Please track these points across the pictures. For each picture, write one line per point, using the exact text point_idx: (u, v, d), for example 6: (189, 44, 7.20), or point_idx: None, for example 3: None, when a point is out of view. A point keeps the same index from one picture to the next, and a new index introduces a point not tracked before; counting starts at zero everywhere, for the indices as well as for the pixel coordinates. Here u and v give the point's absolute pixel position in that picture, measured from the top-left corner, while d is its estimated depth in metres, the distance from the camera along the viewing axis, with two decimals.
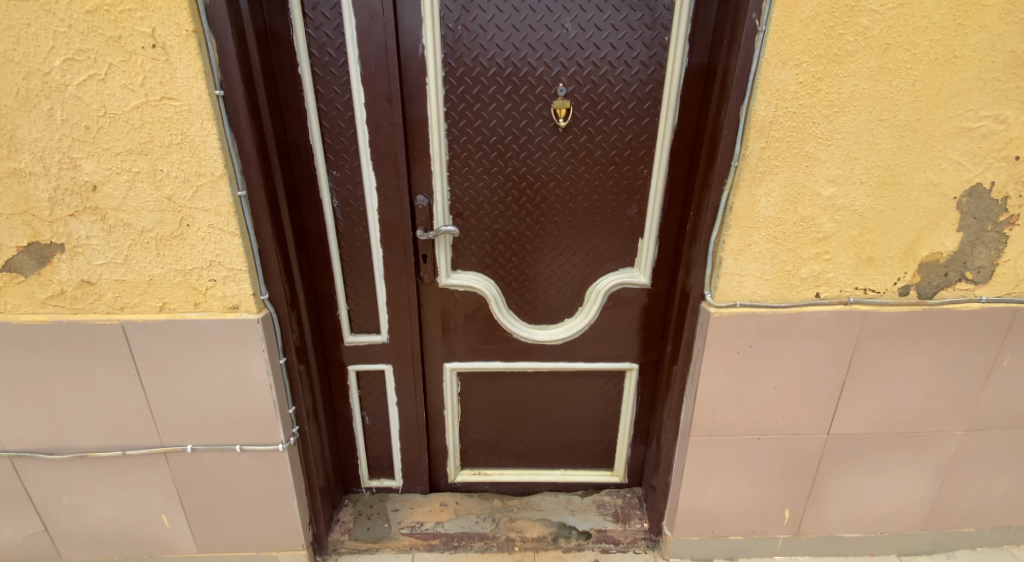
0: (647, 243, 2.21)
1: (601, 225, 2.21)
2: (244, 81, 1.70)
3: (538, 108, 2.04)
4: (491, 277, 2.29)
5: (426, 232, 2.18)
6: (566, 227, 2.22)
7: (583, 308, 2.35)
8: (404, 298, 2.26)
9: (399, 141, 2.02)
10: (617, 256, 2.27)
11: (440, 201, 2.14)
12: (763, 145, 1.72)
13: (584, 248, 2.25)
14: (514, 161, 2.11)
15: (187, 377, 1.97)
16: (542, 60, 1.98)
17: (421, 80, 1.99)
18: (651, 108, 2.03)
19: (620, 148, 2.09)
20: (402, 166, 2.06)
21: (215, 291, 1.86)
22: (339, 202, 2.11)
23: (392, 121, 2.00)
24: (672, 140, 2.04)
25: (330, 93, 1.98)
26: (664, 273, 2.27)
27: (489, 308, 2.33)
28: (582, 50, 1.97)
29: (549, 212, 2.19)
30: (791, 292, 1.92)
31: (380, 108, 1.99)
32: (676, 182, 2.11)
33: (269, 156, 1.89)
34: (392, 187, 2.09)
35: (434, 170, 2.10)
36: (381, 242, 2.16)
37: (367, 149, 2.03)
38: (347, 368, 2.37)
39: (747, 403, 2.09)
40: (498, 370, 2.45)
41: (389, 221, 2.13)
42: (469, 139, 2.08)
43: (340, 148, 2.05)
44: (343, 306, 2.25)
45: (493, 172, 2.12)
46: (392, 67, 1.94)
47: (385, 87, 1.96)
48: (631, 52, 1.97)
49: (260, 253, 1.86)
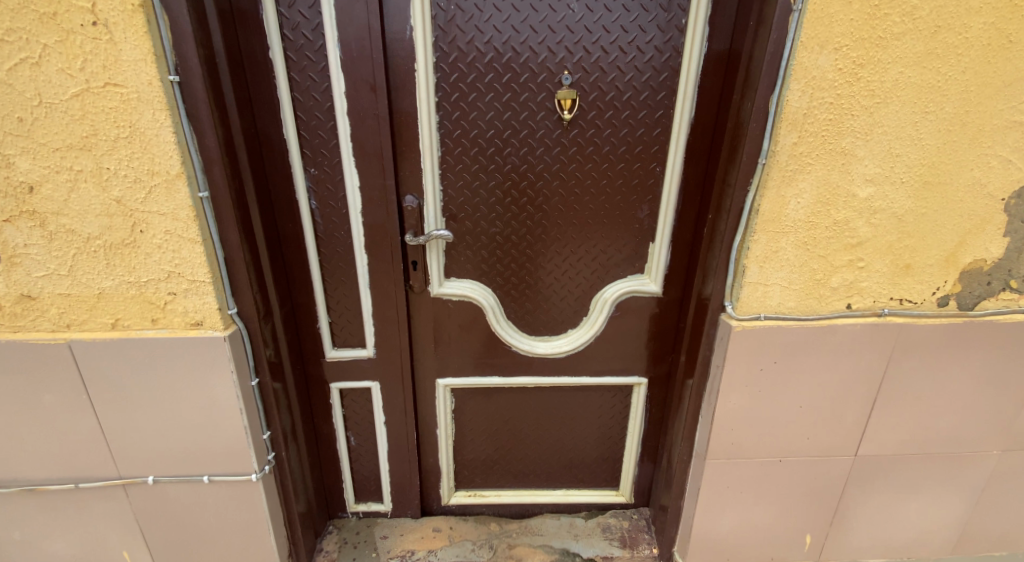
0: (658, 248, 2.03)
1: (607, 228, 2.02)
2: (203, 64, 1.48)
3: (540, 98, 1.83)
4: (488, 285, 2.09)
5: (415, 236, 1.97)
6: (569, 230, 2.02)
7: (588, 318, 2.16)
8: (392, 309, 2.05)
9: (385, 135, 1.81)
10: (625, 262, 2.08)
11: (432, 203, 1.93)
12: (795, 140, 1.53)
13: (588, 253, 2.06)
14: (513, 157, 1.91)
15: (147, 402, 1.75)
16: (544, 45, 1.78)
17: (409, 67, 1.77)
18: (665, 100, 1.83)
19: (630, 143, 1.89)
20: (388, 163, 1.84)
21: (175, 306, 1.63)
22: (318, 203, 1.89)
23: (376, 113, 1.78)
24: (688, 134, 1.84)
25: (306, 81, 1.76)
26: (677, 281, 2.08)
27: (486, 319, 2.13)
28: (589, 34, 1.76)
29: (551, 213, 1.99)
30: (820, 303, 1.74)
31: (363, 99, 1.77)
32: (692, 181, 1.92)
33: (237, 151, 1.67)
34: (377, 186, 1.87)
35: (424, 167, 1.88)
36: (365, 248, 1.95)
37: (348, 144, 1.81)
38: (330, 386, 2.16)
39: (769, 424, 1.91)
40: (495, 385, 2.25)
41: (373, 225, 1.92)
42: (463, 134, 1.87)
43: (318, 143, 1.83)
44: (324, 318, 2.03)
45: (489, 170, 1.92)
46: (376, 53, 1.72)
47: (368, 75, 1.75)
48: (644, 36, 1.76)
49: (226, 262, 1.64)
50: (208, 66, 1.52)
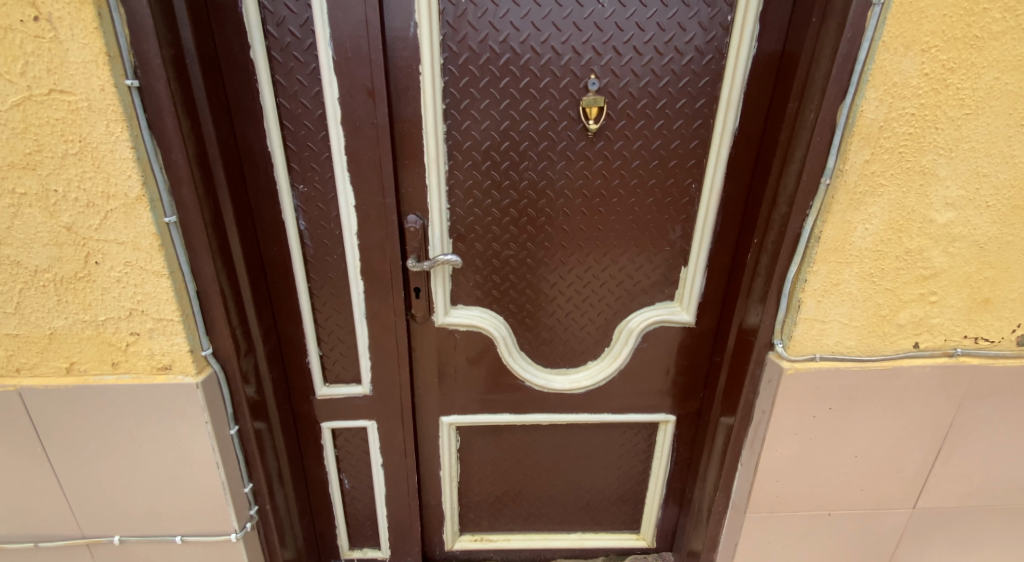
0: (691, 274, 1.80)
1: (634, 250, 1.80)
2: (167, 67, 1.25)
3: (562, 106, 1.61)
4: (499, 314, 1.86)
5: (418, 260, 1.73)
6: (591, 253, 1.80)
7: (610, 349, 1.93)
8: (391, 342, 1.81)
9: (385, 147, 1.58)
10: (653, 288, 1.85)
11: (438, 224, 1.70)
12: (868, 157, 1.30)
13: (612, 278, 1.83)
14: (530, 172, 1.68)
15: (109, 455, 1.52)
16: (568, 44, 1.55)
17: (412, 70, 1.54)
18: (705, 108, 1.60)
19: (663, 157, 1.67)
20: (388, 179, 1.61)
21: (138, 348, 1.40)
22: (307, 224, 1.66)
23: (374, 122, 1.55)
24: (731, 147, 1.62)
25: (294, 85, 1.52)
26: (712, 310, 1.85)
27: (497, 351, 1.89)
28: (620, 32, 1.54)
29: (571, 234, 1.77)
30: (884, 342, 1.51)
31: (359, 106, 1.54)
32: (733, 200, 1.69)
33: (211, 167, 1.44)
34: (375, 205, 1.64)
35: (429, 183, 1.65)
36: (362, 274, 1.71)
37: (342, 157, 1.58)
38: (322, 425, 1.93)
39: (819, 475, 1.68)
40: (506, 423, 2.02)
41: (370, 248, 1.69)
42: (474, 146, 1.65)
43: (308, 156, 1.59)
44: (314, 352, 1.80)
45: (503, 187, 1.70)
46: (374, 53, 1.49)
47: (365, 78, 1.51)
48: (684, 34, 1.53)
49: (198, 296, 1.41)
50: (175, 68, 1.29)
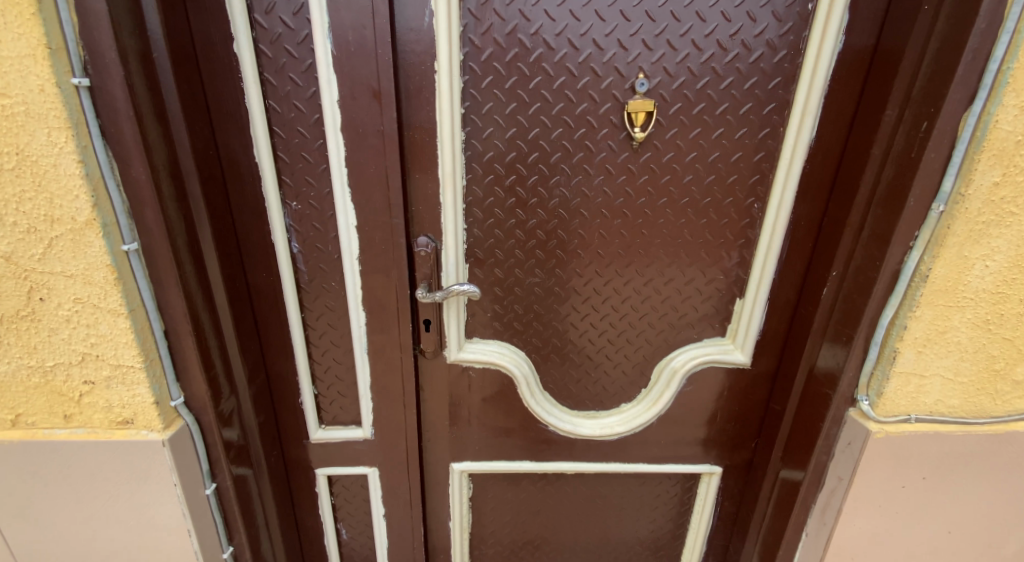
0: (749, 309, 1.54)
1: (680, 279, 1.54)
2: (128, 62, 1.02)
3: (603, 110, 1.37)
4: (521, 349, 1.61)
5: (429, 289, 1.48)
6: (630, 281, 1.54)
7: (649, 391, 1.66)
8: (396, 382, 1.56)
9: (393, 159, 1.34)
10: (701, 321, 1.59)
11: (453, 248, 1.46)
12: (999, 179, 1.06)
13: (654, 310, 1.58)
14: (561, 189, 1.44)
15: (61, 520, 1.28)
16: (612, 37, 1.31)
17: (427, 67, 1.30)
18: (774, 114, 1.35)
19: (720, 171, 1.41)
20: (397, 196, 1.37)
21: (94, 399, 1.17)
22: (301, 246, 1.42)
23: (381, 129, 1.31)
24: (805, 162, 1.36)
25: (286, 84, 1.29)
26: (771, 350, 1.58)
27: (517, 392, 1.62)
28: (676, 23, 1.29)
29: (607, 259, 1.52)
30: (994, 402, 1.24)
31: (363, 111, 1.30)
32: (804, 225, 1.42)
33: (183, 182, 1.21)
34: (381, 225, 1.40)
35: (443, 201, 1.41)
36: (364, 304, 1.47)
37: (342, 170, 1.34)
38: (316, 473, 1.68)
39: (903, 552, 1.41)
40: (526, 472, 1.76)
41: (374, 275, 1.44)
42: (497, 157, 1.41)
43: (302, 169, 1.36)
44: (308, 392, 1.56)
45: (529, 204, 1.46)
46: (382, 48, 1.25)
47: (370, 78, 1.27)
48: (753, 26, 1.28)
49: (166, 336, 1.17)
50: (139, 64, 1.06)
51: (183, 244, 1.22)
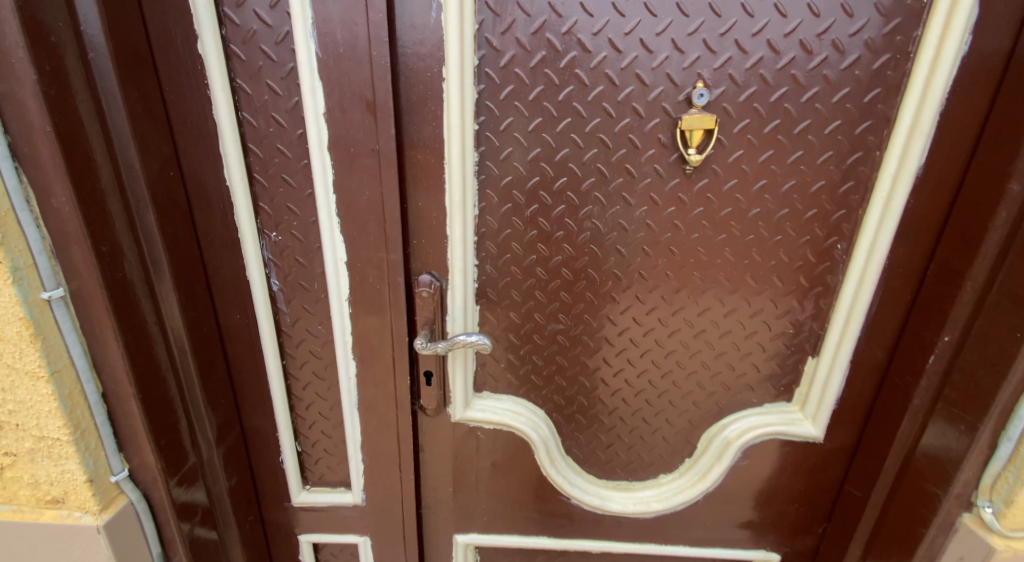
0: (827, 373, 1.28)
1: (738, 330, 1.28)
2: (65, 70, 0.87)
3: (649, 127, 1.12)
4: (540, 408, 1.36)
5: (429, 338, 1.22)
6: (676, 332, 1.28)
7: (694, 464, 1.40)
8: (392, 443, 1.32)
9: (390, 183, 1.10)
10: (760, 382, 1.33)
11: (460, 288, 1.21)
12: None
13: (704, 367, 1.31)
14: (593, 220, 1.19)
15: None
16: (665, 37, 1.06)
17: (433, 74, 1.06)
18: (869, 134, 1.11)
19: (795, 205, 1.17)
20: (395, 227, 1.14)
21: (18, 474, 0.97)
22: (282, 284, 1.20)
23: (375, 148, 1.08)
24: (907, 196, 1.12)
25: (263, 93, 1.07)
26: (850, 423, 1.31)
27: (535, 459, 1.37)
28: (748, 20, 1.05)
29: (648, 305, 1.26)
30: None
31: (354, 125, 1.07)
32: (901, 274, 1.18)
33: (134, 217, 0.99)
34: (376, 261, 1.16)
35: (451, 234, 1.17)
36: (356, 352, 1.24)
37: (331, 196, 1.11)
38: (297, 541, 1.44)
39: None
40: (543, 548, 1.49)
41: (368, 319, 1.21)
42: (516, 182, 1.17)
43: (282, 194, 1.13)
44: (290, 451, 1.33)
45: (554, 238, 1.21)
46: (377, 49, 1.02)
47: (362, 86, 1.04)
48: (848, 24, 1.05)
49: (105, 399, 0.97)
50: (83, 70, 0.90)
51: (141, 292, 1.01)
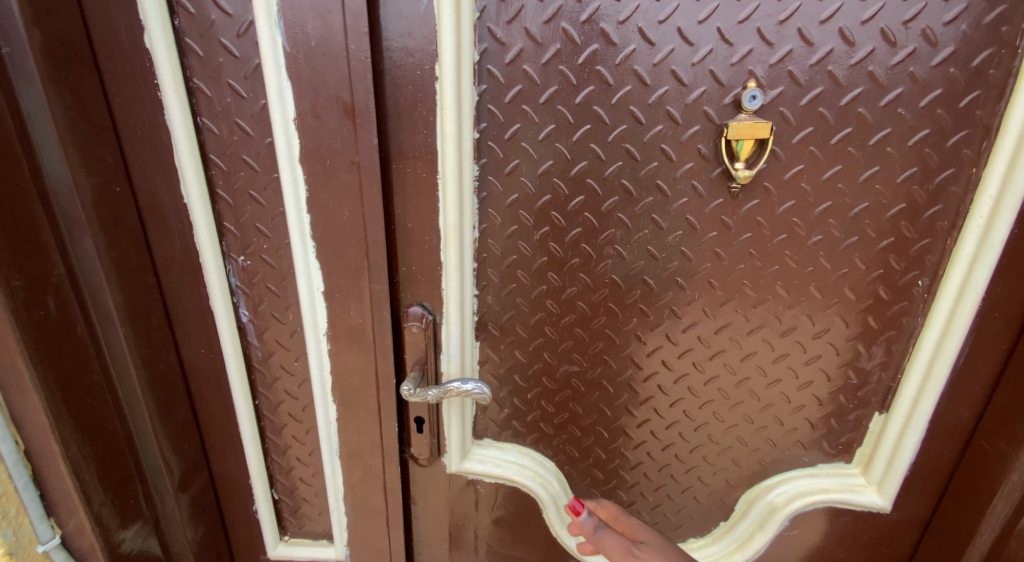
0: (899, 433, 1.07)
1: (789, 378, 1.08)
2: None
3: (686, 136, 0.92)
4: (551, 460, 1.17)
5: (418, 383, 1.03)
6: (713, 378, 1.09)
7: (732, 530, 1.19)
8: (378, 494, 1.15)
9: (373, 203, 0.93)
10: (813, 439, 1.12)
11: (456, 325, 1.04)
12: None
13: (747, 419, 1.12)
14: (616, 247, 1.00)
15: None
16: (710, 26, 0.86)
17: (423, 72, 0.88)
18: (964, 147, 0.90)
19: (866, 232, 0.96)
20: (380, 253, 0.96)
21: None
22: (252, 315, 1.04)
23: (354, 161, 0.90)
24: (1012, 226, 0.91)
25: (224, 94, 0.90)
26: (924, 491, 1.11)
27: (543, 518, 1.19)
28: (815, 4, 0.84)
29: (681, 347, 1.06)
30: None
31: (330, 133, 0.89)
32: (999, 320, 0.97)
33: (67, 247, 0.85)
34: (358, 291, 0.99)
35: (447, 261, 0.99)
36: (337, 393, 1.08)
37: (303, 216, 0.94)
38: None
39: None
40: None
41: (350, 356, 1.04)
42: (524, 201, 0.98)
43: (248, 213, 0.97)
44: (265, 500, 1.18)
45: (568, 266, 1.02)
46: (356, 42, 0.84)
47: (338, 87, 0.87)
48: (943, 9, 0.84)
49: (27, 457, 0.86)
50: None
51: (82, 336, 0.88)
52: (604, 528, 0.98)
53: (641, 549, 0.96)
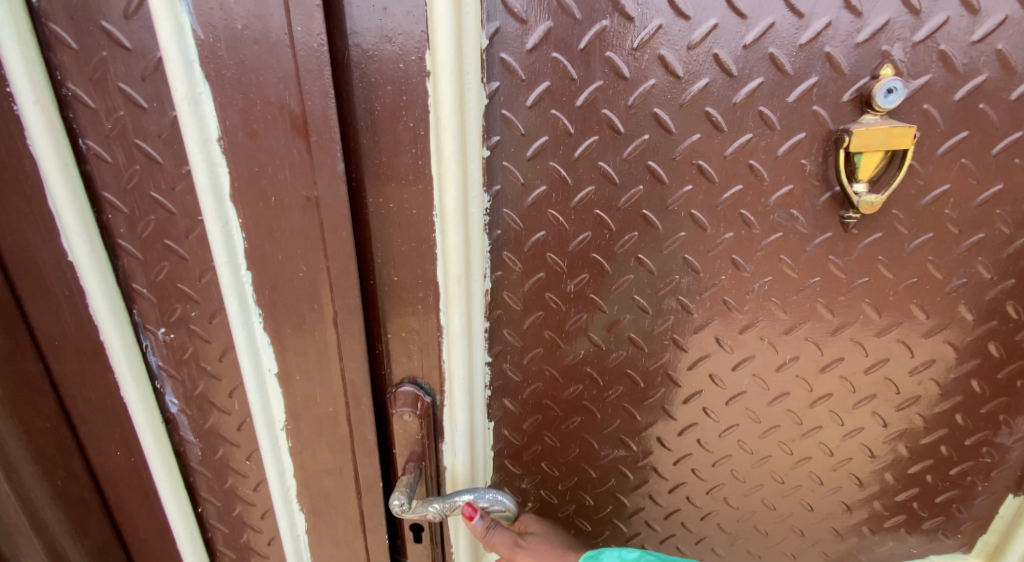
0: None
1: (900, 457, 0.85)
2: None
3: (785, 147, 0.65)
4: None
5: (414, 491, 0.75)
6: (802, 460, 0.85)
7: None
8: None
9: (340, 254, 0.64)
10: (924, 528, 0.91)
11: (463, 408, 0.77)
12: None
13: (842, 507, 0.89)
14: (679, 298, 0.73)
15: None
16: None
17: (407, 65, 0.60)
18: None
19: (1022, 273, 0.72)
20: (357, 322, 0.69)
21: None
22: (184, 404, 0.76)
23: (309, 197, 0.62)
24: None
25: (113, 104, 0.61)
26: None
27: None
28: None
29: (765, 425, 0.82)
30: None
31: (272, 157, 0.60)
32: None
33: None
34: (327, 372, 0.72)
35: (447, 325, 0.72)
36: (308, 498, 0.81)
37: (242, 276, 0.66)
38: None
39: None
40: None
41: (322, 453, 0.77)
42: (552, 242, 0.71)
43: (163, 271, 0.68)
44: None
45: (615, 326, 0.76)
46: (302, 21, 0.55)
47: (279, 89, 0.57)
48: None
49: None
50: None
51: None
52: (496, 527, 0.75)
53: (528, 541, 0.76)
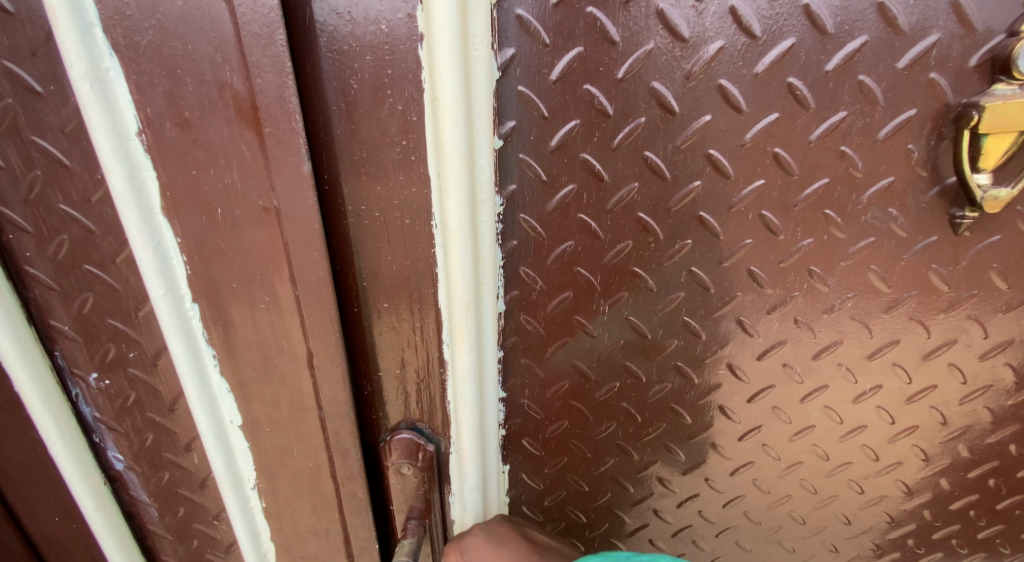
0: None
1: (986, 491, 0.72)
2: None
3: (890, 129, 0.51)
4: None
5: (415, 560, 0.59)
6: (872, 499, 0.72)
7: None
8: None
9: (312, 280, 0.50)
10: None
11: (473, 457, 0.62)
12: None
13: (917, 549, 0.76)
14: (741, 319, 0.60)
15: None
16: None
17: (391, 26, 0.44)
18: None
19: None
20: (338, 362, 0.54)
21: None
22: (130, 459, 0.62)
23: (266, 207, 0.46)
24: None
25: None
26: None
27: None
28: None
29: (834, 463, 0.69)
30: None
31: (213, 156, 0.45)
32: None
33: None
34: (305, 422, 0.57)
35: (452, 360, 0.58)
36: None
37: (186, 311, 0.52)
38: None
39: None
40: None
41: (304, 513, 0.64)
42: (582, 254, 0.57)
43: (89, 304, 0.53)
44: None
45: (661, 352, 0.62)
46: None
47: (217, 63, 0.42)
48: None
49: None
50: None
51: None
52: None
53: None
